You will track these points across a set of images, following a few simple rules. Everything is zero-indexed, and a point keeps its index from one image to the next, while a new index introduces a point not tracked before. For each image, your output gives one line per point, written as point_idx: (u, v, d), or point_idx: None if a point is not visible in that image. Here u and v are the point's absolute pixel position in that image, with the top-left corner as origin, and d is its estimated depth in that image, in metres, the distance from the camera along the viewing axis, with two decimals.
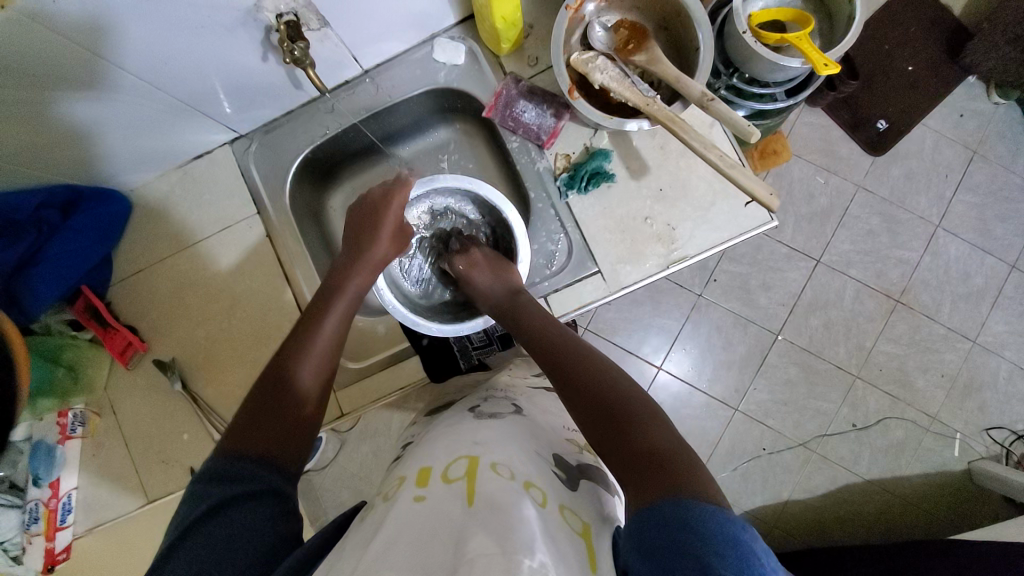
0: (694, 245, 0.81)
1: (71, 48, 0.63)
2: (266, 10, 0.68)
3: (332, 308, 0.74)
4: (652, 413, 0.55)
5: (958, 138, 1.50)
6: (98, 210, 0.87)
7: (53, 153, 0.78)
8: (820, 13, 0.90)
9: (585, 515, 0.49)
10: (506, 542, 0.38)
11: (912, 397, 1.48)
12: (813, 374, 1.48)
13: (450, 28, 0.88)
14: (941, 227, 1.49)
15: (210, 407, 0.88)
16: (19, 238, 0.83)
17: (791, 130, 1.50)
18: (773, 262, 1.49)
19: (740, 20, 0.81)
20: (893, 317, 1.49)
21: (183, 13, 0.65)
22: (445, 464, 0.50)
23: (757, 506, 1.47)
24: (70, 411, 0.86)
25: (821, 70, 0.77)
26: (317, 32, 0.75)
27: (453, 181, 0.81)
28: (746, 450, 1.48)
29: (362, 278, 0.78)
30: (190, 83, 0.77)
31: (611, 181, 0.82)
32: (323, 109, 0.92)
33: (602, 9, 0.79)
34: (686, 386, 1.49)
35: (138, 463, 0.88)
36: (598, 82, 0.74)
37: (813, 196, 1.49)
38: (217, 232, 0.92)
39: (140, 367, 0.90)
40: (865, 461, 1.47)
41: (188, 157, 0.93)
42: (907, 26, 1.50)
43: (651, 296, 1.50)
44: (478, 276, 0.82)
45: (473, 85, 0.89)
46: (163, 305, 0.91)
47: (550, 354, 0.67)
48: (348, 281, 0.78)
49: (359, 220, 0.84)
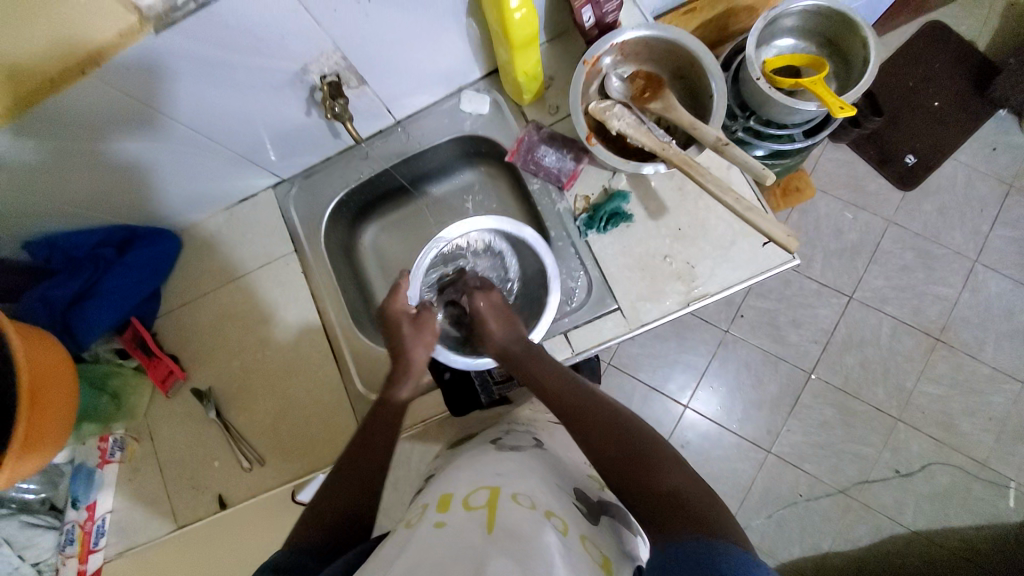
0: (715, 283, 0.82)
1: (142, 109, 0.71)
2: (313, 72, 0.76)
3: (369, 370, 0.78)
4: (674, 462, 0.57)
5: (991, 172, 1.47)
6: (152, 248, 0.95)
7: (115, 196, 0.85)
8: (834, 58, 0.92)
9: (605, 547, 0.48)
10: (526, 567, 0.38)
11: (958, 441, 1.39)
12: (850, 416, 1.42)
13: (476, 81, 0.95)
14: (979, 263, 1.44)
15: (242, 436, 0.92)
16: (79, 273, 0.90)
17: (815, 166, 1.50)
18: (802, 298, 1.46)
19: (753, 67, 0.83)
20: (933, 356, 1.42)
21: (240, 75, 0.72)
22: (467, 491, 0.50)
23: (794, 557, 1.38)
24: (111, 436, 0.91)
25: (835, 113, 0.79)
26: (355, 89, 0.83)
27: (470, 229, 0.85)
28: (781, 496, 1.40)
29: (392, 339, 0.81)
30: (240, 133, 0.84)
31: (630, 221, 0.84)
32: (358, 155, 0.99)
33: (619, 61, 0.83)
34: (714, 426, 1.44)
35: (170, 489, 0.91)
36: (615, 128, 0.78)
37: (842, 231, 1.48)
38: (255, 267, 0.98)
39: (179, 396, 0.95)
40: (910, 510, 1.38)
41: (234, 201, 1.00)
42: (930, 63, 1.51)
43: (677, 331, 1.48)
44: (489, 324, 0.81)
45: (498, 132, 0.94)
46: (203, 336, 0.97)
47: (569, 398, 0.69)
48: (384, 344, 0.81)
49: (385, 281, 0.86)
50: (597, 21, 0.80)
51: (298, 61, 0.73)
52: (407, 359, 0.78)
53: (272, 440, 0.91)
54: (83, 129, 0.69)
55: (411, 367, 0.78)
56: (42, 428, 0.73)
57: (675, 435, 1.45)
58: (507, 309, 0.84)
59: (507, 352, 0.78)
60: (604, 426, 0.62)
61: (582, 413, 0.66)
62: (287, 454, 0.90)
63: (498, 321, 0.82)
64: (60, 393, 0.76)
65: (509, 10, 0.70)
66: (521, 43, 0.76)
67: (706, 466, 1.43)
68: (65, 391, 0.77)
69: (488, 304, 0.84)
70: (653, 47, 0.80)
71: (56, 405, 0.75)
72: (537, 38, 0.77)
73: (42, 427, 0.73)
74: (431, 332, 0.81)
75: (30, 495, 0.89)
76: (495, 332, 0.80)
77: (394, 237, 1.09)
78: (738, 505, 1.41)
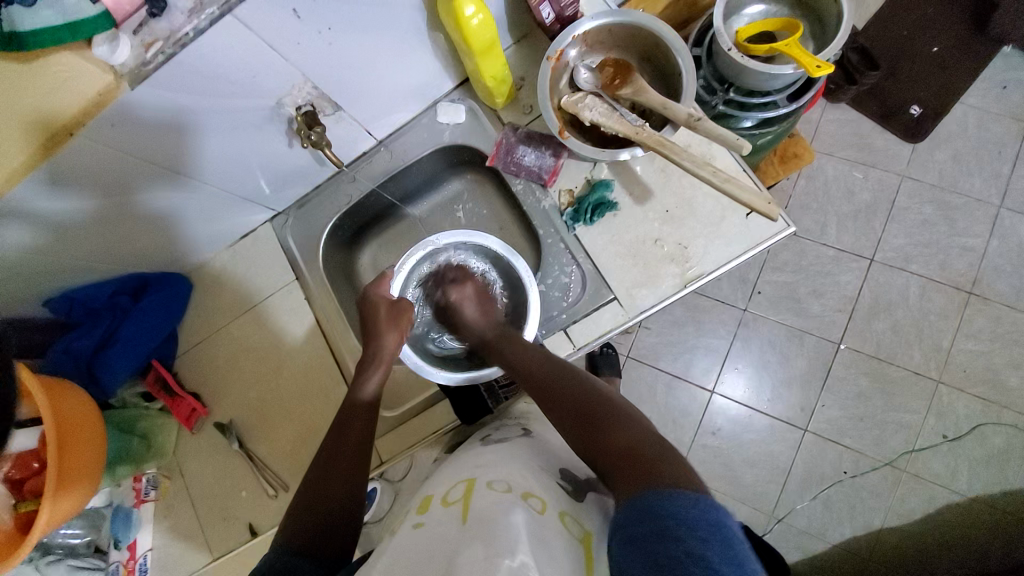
0: (710, 261, 0.81)
1: (135, 162, 0.75)
2: (286, 104, 0.79)
3: (374, 366, 0.80)
4: (633, 422, 0.62)
5: (1006, 111, 1.41)
6: (164, 292, 0.98)
7: (124, 249, 0.90)
8: (807, 17, 0.90)
9: (586, 524, 0.57)
10: (496, 550, 0.46)
11: (1007, 397, 1.33)
12: (887, 384, 1.36)
13: (450, 92, 0.96)
14: (1004, 208, 1.38)
15: (266, 464, 0.95)
16: (97, 324, 0.94)
17: (815, 130, 1.45)
18: (820, 266, 1.41)
19: (723, 39, 0.81)
20: (969, 311, 1.36)
21: (221, 118, 0.75)
22: (446, 490, 0.60)
23: (847, 537, 1.32)
24: (144, 476, 0.95)
25: (813, 72, 0.77)
26: (331, 115, 0.86)
27: (452, 237, 0.87)
28: (824, 476, 1.35)
29: (393, 338, 0.82)
30: (233, 174, 0.88)
31: (615, 209, 0.84)
32: (345, 180, 1.01)
33: (585, 52, 0.83)
34: (745, 409, 1.39)
35: (203, 522, 0.94)
36: (588, 119, 0.78)
37: (853, 193, 1.43)
38: (262, 298, 1.01)
39: (204, 431, 0.98)
40: (965, 476, 1.31)
41: (237, 238, 1.04)
42: (924, 8, 1.45)
43: (692, 315, 1.44)
44: (465, 310, 0.86)
45: (477, 139, 0.96)
46: (221, 371, 1.00)
47: (537, 376, 0.73)
48: (383, 342, 0.82)
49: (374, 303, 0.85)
50: (558, 15, 0.82)
51: (269, 95, 0.76)
52: (377, 344, 0.82)
53: (294, 465, 0.94)
54: (90, 190, 0.74)
55: (380, 355, 0.81)
56: (74, 466, 0.77)
57: (705, 422, 1.40)
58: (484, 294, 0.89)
59: (482, 340, 0.82)
60: (571, 400, 0.68)
61: (548, 381, 0.71)
62: None
63: (476, 305, 0.86)
64: (88, 432, 0.81)
65: (465, 18, 0.73)
66: (483, 48, 0.78)
67: (741, 452, 1.38)
68: (93, 431, 0.82)
69: (462, 295, 0.87)
70: (616, 33, 0.81)
71: (85, 444, 0.80)
72: (496, 43, 0.79)
73: (75, 464, 0.78)
74: (407, 320, 0.84)
75: (76, 539, 0.92)
76: (471, 318, 0.85)
77: (391, 254, 1.11)
78: (781, 489, 1.35)
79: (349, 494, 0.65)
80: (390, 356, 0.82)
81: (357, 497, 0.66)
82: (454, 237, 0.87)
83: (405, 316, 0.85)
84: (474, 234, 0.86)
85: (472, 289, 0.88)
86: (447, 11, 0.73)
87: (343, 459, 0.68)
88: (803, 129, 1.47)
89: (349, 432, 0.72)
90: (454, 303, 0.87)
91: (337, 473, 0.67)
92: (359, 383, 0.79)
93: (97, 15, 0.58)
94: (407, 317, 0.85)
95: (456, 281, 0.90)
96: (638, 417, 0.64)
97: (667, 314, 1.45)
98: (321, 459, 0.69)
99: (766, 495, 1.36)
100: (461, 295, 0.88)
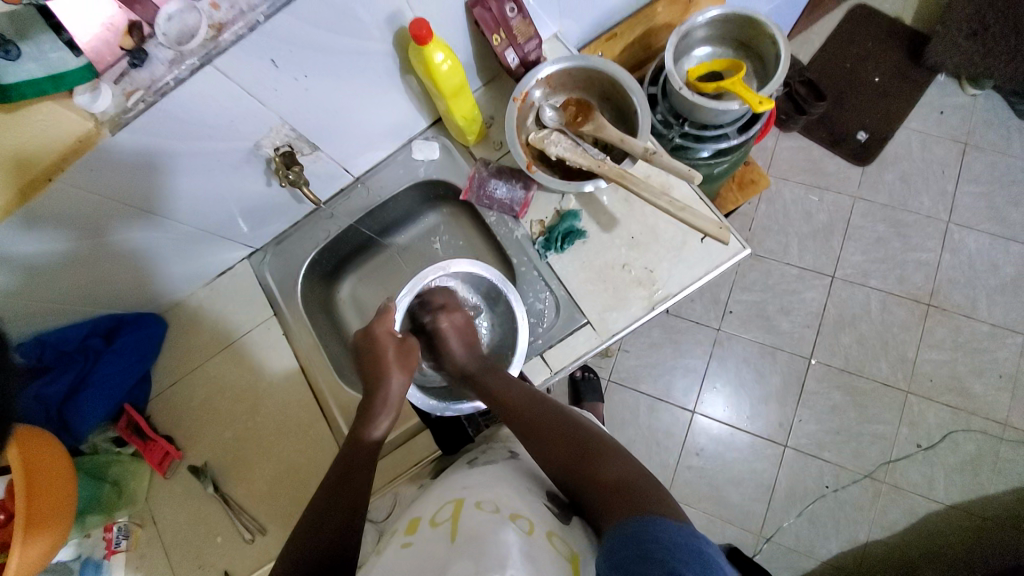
0: (674, 283, 0.86)
1: (111, 205, 0.76)
2: (265, 146, 0.82)
3: (377, 408, 0.79)
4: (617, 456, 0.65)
5: (945, 134, 1.53)
6: (138, 333, 0.98)
7: (100, 290, 0.90)
8: (750, 58, 0.99)
9: (574, 544, 0.57)
10: (485, 565, 0.47)
11: (972, 403, 1.39)
12: (860, 395, 1.41)
13: (424, 131, 1.01)
14: (952, 223, 1.48)
15: (242, 507, 0.92)
16: (70, 367, 0.93)
17: (771, 157, 1.55)
18: (786, 284, 1.48)
19: (674, 80, 0.88)
20: (929, 322, 1.43)
21: (199, 161, 0.78)
22: (434, 511, 0.60)
23: (834, 552, 1.34)
24: (115, 524, 0.90)
25: (757, 107, 0.83)
26: (309, 155, 0.89)
27: (453, 267, 0.88)
28: (808, 489, 1.37)
29: (397, 377, 0.81)
30: (213, 214, 0.90)
31: (584, 237, 0.89)
32: (323, 217, 1.04)
33: (549, 94, 0.90)
34: (726, 427, 1.42)
35: (175, 571, 0.91)
36: (554, 154, 0.84)
37: (811, 214, 1.51)
38: (240, 335, 1.01)
39: (177, 475, 0.95)
40: (940, 483, 1.36)
41: (214, 275, 1.05)
42: (863, 43, 1.59)
43: (669, 336, 1.48)
44: (452, 343, 0.87)
45: (451, 174, 1.00)
46: (195, 413, 0.99)
47: (523, 406, 0.75)
48: (387, 383, 0.81)
49: (377, 344, 0.83)
50: (522, 60, 0.88)
51: (248, 139, 0.79)
52: (383, 388, 0.80)
53: (271, 507, 0.92)
54: (67, 232, 0.75)
55: (389, 400, 0.80)
56: (45, 508, 0.75)
57: (688, 442, 1.42)
58: (468, 327, 0.90)
59: (465, 372, 0.85)
60: (555, 433, 0.70)
61: (536, 418, 0.73)
62: (290, 518, 0.91)
63: (460, 340, 0.88)
64: (57, 474, 0.79)
65: (435, 64, 0.78)
66: (452, 91, 0.83)
67: (725, 470, 1.40)
68: (63, 474, 0.80)
69: (450, 324, 0.88)
70: (576, 76, 0.88)
71: (57, 483, 0.78)
72: (465, 86, 0.84)
73: (46, 508, 0.75)
74: (414, 360, 0.84)
75: None
76: (456, 352, 0.87)
77: (372, 286, 1.13)
78: (766, 506, 1.37)
79: (341, 531, 0.65)
80: (398, 400, 0.81)
81: (342, 537, 0.65)
82: (456, 266, 0.87)
83: (414, 358, 0.84)
84: (475, 264, 0.87)
85: (459, 319, 0.90)
86: (418, 58, 0.78)
87: (327, 497, 0.69)
88: (760, 157, 1.56)
89: (342, 466, 0.73)
90: (441, 331, 0.88)
91: (326, 517, 0.66)
92: (363, 424, 0.79)
93: (80, 67, 0.60)
94: (409, 362, 0.83)
95: (446, 308, 0.90)
96: (619, 448, 0.67)
97: (645, 336, 1.48)
98: (319, 505, 0.68)
99: (753, 513, 1.37)
100: (450, 322, 0.89)
